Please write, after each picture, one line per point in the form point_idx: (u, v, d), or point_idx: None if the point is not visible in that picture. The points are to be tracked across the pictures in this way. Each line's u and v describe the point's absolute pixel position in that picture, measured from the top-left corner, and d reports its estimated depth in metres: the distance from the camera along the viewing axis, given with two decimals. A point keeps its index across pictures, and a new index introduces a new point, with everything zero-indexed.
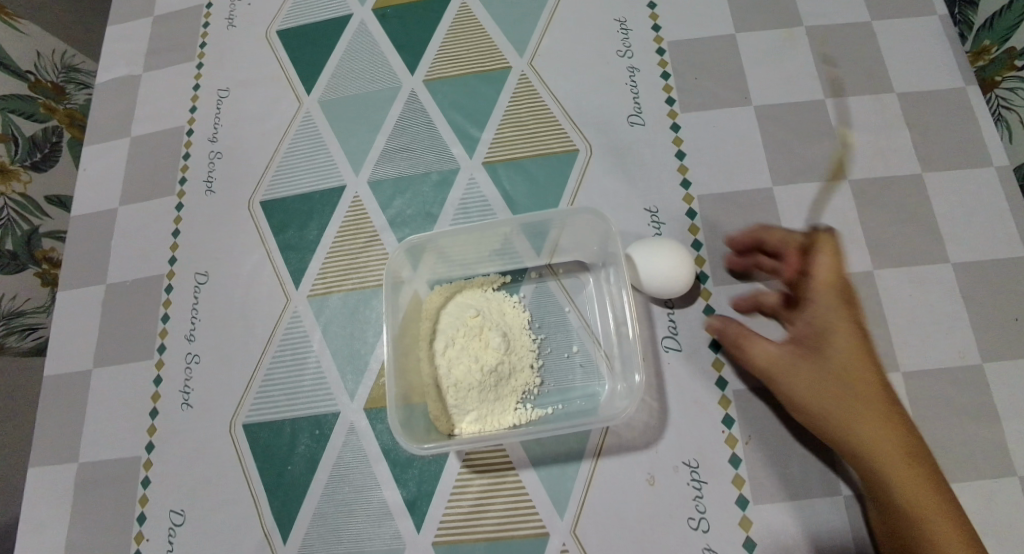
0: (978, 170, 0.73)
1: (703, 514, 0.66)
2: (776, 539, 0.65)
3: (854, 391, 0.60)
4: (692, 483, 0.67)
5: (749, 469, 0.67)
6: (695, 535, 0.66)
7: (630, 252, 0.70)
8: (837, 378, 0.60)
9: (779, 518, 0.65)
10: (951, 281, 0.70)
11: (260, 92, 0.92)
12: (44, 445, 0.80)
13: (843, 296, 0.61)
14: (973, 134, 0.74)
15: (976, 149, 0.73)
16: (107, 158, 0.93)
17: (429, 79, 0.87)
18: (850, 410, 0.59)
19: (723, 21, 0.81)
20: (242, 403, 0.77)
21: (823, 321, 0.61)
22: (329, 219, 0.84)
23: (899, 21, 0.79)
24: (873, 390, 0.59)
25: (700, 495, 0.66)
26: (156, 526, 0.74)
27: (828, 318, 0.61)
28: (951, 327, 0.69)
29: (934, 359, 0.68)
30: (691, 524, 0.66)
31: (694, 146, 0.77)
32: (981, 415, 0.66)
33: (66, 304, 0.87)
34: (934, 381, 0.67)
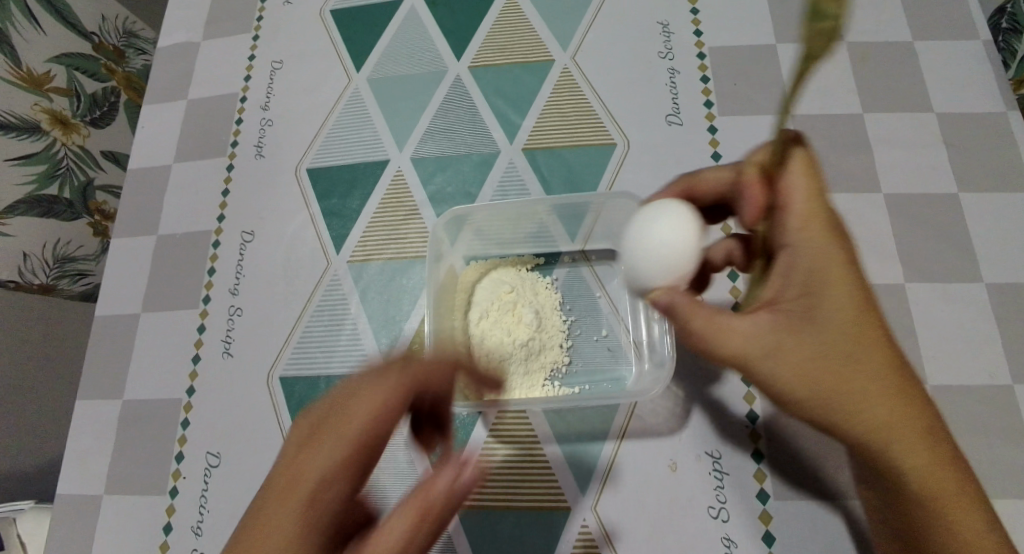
0: (1018, 193, 0.73)
1: (723, 504, 0.68)
2: (791, 534, 0.66)
3: (859, 354, 0.51)
4: (713, 473, 0.69)
5: (770, 465, 0.69)
6: (713, 523, 0.68)
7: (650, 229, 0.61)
8: (840, 341, 0.51)
9: (795, 514, 0.67)
10: (985, 300, 0.70)
11: (312, 66, 0.96)
12: (93, 381, 0.85)
13: (828, 235, 0.54)
14: (1014, 157, 0.74)
15: (1018, 172, 0.74)
16: (163, 118, 0.98)
17: (475, 66, 0.91)
18: (852, 382, 0.51)
19: (764, 32, 0.84)
20: (280, 357, 0.82)
21: (817, 267, 0.53)
22: (371, 190, 0.88)
23: (940, 42, 0.80)
24: (880, 349, 0.52)
25: (720, 485, 0.69)
26: (192, 464, 0.79)
27: (820, 264, 0.53)
28: (982, 349, 0.68)
29: (964, 376, 0.67)
30: (711, 513, 0.68)
31: (730, 150, 0.80)
32: (1016, 436, 0.65)
33: (119, 252, 0.92)
34: (963, 396, 0.67)
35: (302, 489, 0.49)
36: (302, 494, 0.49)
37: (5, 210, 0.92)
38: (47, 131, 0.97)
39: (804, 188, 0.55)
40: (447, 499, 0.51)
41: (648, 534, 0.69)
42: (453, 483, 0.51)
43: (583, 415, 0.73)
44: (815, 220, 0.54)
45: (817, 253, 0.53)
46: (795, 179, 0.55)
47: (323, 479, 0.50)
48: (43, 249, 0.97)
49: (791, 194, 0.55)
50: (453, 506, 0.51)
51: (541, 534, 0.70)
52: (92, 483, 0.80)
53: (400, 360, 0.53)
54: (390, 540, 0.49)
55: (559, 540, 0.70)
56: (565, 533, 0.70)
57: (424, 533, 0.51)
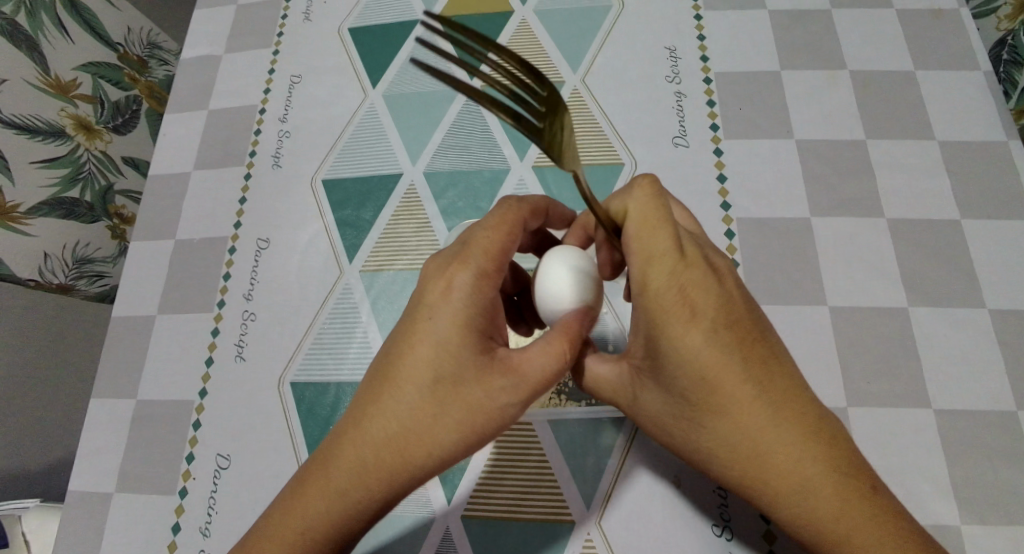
0: (1017, 220, 0.74)
1: (726, 523, 0.67)
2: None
3: (710, 404, 0.55)
4: (716, 490, 0.68)
5: None
6: (715, 540, 0.67)
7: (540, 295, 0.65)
8: (688, 397, 0.56)
9: None
10: (987, 325, 0.71)
11: (330, 81, 0.99)
12: (108, 380, 0.87)
13: (661, 305, 0.53)
14: (1013, 185, 0.76)
15: (1017, 200, 0.75)
16: (185, 126, 1.01)
17: (487, 85, 0.94)
18: (702, 435, 0.57)
19: (769, 59, 0.86)
20: (290, 362, 0.84)
21: (656, 336, 0.55)
22: (385, 202, 0.90)
23: (941, 72, 0.82)
24: (732, 394, 0.55)
25: (724, 502, 0.68)
26: (202, 465, 0.80)
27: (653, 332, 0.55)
28: (984, 372, 0.69)
29: (964, 398, 0.68)
30: (713, 530, 0.67)
31: (735, 170, 0.81)
32: (1016, 459, 0.65)
33: (137, 256, 0.94)
34: (965, 419, 0.67)
35: (452, 314, 0.59)
36: (447, 323, 0.59)
37: (28, 210, 0.94)
38: (72, 136, 0.98)
39: (641, 245, 0.54)
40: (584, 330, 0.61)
41: (650, 550, 0.68)
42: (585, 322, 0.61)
43: (590, 429, 0.73)
44: (653, 284, 0.54)
45: (656, 320, 0.54)
46: (632, 240, 0.54)
47: (464, 310, 0.59)
48: (63, 250, 0.98)
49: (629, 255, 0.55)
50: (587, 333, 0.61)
51: (545, 547, 0.70)
52: (104, 480, 0.82)
53: (516, 198, 0.63)
54: (535, 357, 0.59)
55: (562, 552, 0.69)
56: (569, 546, 0.69)
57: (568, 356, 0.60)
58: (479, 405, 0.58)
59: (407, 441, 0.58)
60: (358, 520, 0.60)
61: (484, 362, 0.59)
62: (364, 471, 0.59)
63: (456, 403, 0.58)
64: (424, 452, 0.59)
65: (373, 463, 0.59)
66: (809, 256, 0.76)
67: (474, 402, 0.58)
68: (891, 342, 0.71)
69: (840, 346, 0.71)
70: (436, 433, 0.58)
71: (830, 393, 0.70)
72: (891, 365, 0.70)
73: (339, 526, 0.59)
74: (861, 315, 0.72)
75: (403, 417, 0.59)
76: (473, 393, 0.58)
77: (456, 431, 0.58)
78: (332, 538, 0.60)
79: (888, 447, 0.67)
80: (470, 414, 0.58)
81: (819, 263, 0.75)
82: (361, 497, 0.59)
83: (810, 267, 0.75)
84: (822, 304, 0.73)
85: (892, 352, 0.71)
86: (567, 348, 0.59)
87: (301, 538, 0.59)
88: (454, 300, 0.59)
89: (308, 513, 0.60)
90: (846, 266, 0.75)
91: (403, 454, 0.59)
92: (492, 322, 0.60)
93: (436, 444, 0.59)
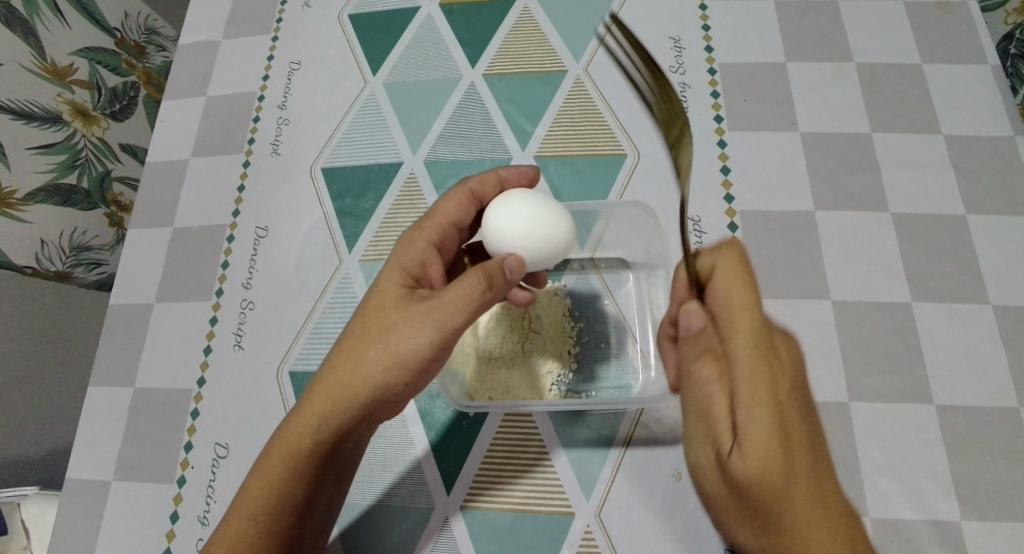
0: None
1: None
2: None
3: (796, 460, 0.51)
4: None
5: None
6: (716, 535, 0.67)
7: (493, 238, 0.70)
8: (777, 461, 0.50)
9: None
10: (991, 321, 0.70)
11: (329, 69, 0.98)
12: (106, 368, 0.87)
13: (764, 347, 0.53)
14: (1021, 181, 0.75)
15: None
16: (182, 114, 1.00)
17: (488, 74, 0.93)
18: (788, 492, 0.50)
19: (774, 51, 0.85)
20: (289, 352, 0.83)
21: (741, 389, 0.52)
22: (385, 192, 0.90)
23: (948, 66, 0.82)
24: (807, 457, 0.51)
25: None
26: (201, 454, 0.80)
27: (761, 369, 0.52)
28: (987, 368, 0.68)
29: (967, 395, 0.68)
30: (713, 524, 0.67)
31: (738, 163, 0.80)
32: (1018, 457, 0.65)
33: (135, 243, 0.93)
34: (968, 417, 0.67)
35: (391, 260, 0.66)
36: (385, 267, 0.65)
37: (25, 197, 0.93)
38: (69, 122, 0.97)
39: (729, 297, 0.55)
40: (502, 271, 0.60)
41: (651, 543, 0.68)
42: (503, 263, 0.61)
43: (591, 422, 0.73)
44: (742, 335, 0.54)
45: (741, 371, 0.53)
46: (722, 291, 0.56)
47: (399, 255, 0.65)
48: (61, 237, 0.98)
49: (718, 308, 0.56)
50: (507, 275, 0.61)
51: (545, 540, 0.69)
52: (101, 468, 0.82)
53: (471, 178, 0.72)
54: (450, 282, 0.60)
55: (562, 544, 0.69)
56: (569, 539, 0.69)
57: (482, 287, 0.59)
58: (397, 325, 0.60)
59: (342, 371, 0.61)
60: (303, 457, 0.61)
61: (410, 293, 0.62)
62: (307, 403, 0.61)
63: (380, 327, 0.61)
64: (354, 378, 0.60)
65: (315, 396, 0.61)
66: (812, 251, 0.75)
67: (394, 322, 0.61)
68: (893, 338, 0.71)
69: (842, 340, 0.71)
70: (363, 357, 0.60)
71: (832, 389, 0.69)
72: (893, 361, 0.70)
73: (289, 462, 0.61)
74: (864, 311, 0.72)
75: (340, 350, 0.62)
76: (395, 315, 0.61)
77: (378, 352, 0.60)
78: (285, 477, 0.61)
79: (889, 442, 0.67)
80: (390, 334, 0.60)
81: (823, 258, 0.75)
82: (305, 430, 0.61)
83: (814, 262, 0.75)
84: (826, 299, 0.73)
85: (895, 348, 0.70)
86: (474, 277, 0.59)
87: (259, 480, 0.61)
88: (395, 250, 0.66)
89: (266, 454, 0.62)
90: (850, 261, 0.75)
91: (338, 383, 0.61)
92: (424, 266, 0.65)
93: (363, 369, 0.60)
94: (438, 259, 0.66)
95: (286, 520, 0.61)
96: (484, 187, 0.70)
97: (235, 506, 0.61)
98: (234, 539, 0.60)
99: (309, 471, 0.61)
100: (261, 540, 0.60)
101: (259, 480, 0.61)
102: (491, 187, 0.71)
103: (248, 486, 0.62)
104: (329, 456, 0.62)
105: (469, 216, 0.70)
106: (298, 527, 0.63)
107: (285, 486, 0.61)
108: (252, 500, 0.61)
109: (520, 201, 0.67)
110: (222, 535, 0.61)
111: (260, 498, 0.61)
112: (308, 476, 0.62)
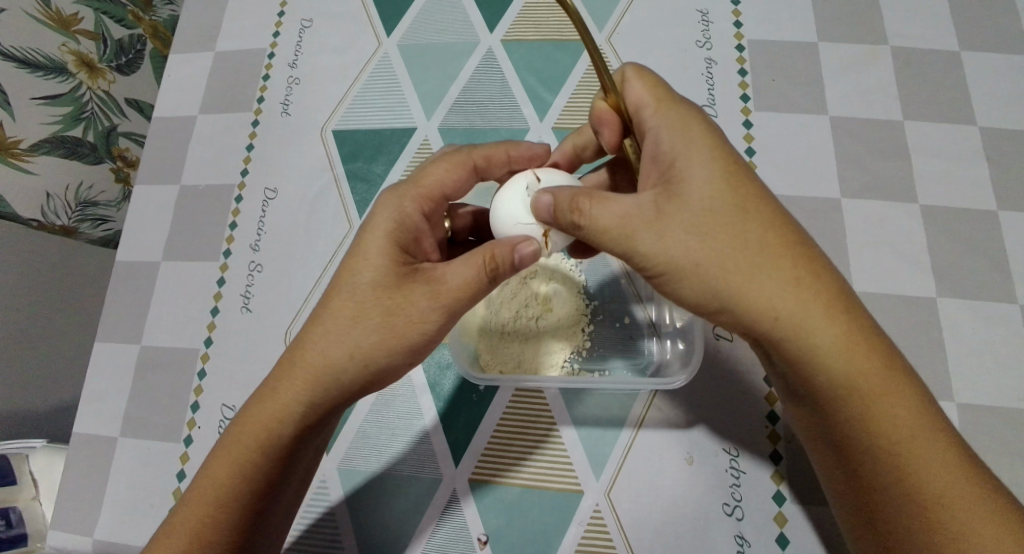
0: None
1: (738, 501, 0.67)
2: (808, 538, 0.65)
3: (732, 228, 0.53)
4: (730, 470, 0.68)
5: (788, 467, 0.68)
6: (727, 520, 0.67)
7: (500, 195, 0.65)
8: (706, 229, 0.53)
9: (813, 516, 0.66)
10: (1016, 319, 0.70)
11: (343, 27, 0.95)
12: (113, 325, 0.86)
13: (681, 115, 0.57)
14: None
15: None
16: (190, 68, 0.97)
17: (507, 39, 0.90)
18: (744, 259, 0.53)
19: (806, 30, 0.83)
20: (297, 316, 0.83)
21: (786, 305, 0.53)
22: (397, 157, 0.88)
23: (987, 54, 0.80)
24: (755, 219, 0.54)
25: (737, 482, 0.68)
26: (207, 415, 0.80)
27: (680, 141, 0.56)
28: (1010, 366, 0.68)
29: (988, 393, 0.68)
30: (724, 509, 0.67)
31: (764, 145, 0.79)
32: None
33: (141, 199, 0.92)
34: (986, 413, 0.67)
35: (378, 227, 0.61)
36: (373, 235, 0.61)
37: (30, 147, 0.90)
38: (74, 74, 0.93)
39: (638, 85, 0.59)
40: (511, 257, 0.59)
41: (659, 525, 0.68)
42: (513, 248, 0.59)
43: (603, 401, 0.73)
44: (770, 233, 0.54)
45: (743, 277, 0.53)
46: (632, 90, 0.60)
47: (385, 222, 0.61)
48: (66, 190, 0.95)
49: (682, 193, 0.54)
50: (516, 262, 0.59)
51: (552, 515, 0.70)
52: (109, 425, 0.82)
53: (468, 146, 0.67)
54: (455, 270, 0.59)
55: (569, 522, 0.69)
56: (576, 517, 0.69)
57: (488, 276, 0.59)
58: (396, 310, 0.58)
59: (328, 350, 0.59)
60: (283, 436, 0.60)
61: (404, 272, 0.59)
62: (289, 382, 0.59)
63: (374, 309, 0.58)
64: (346, 361, 0.58)
65: (297, 373, 0.59)
66: (836, 242, 0.74)
67: (391, 307, 0.58)
68: (914, 331, 0.70)
69: None
70: (355, 340, 0.58)
71: None
72: (912, 356, 0.70)
73: (269, 442, 0.60)
74: (885, 302, 0.72)
75: (325, 326, 0.59)
76: (391, 299, 0.58)
77: (374, 338, 0.58)
78: (263, 455, 0.60)
79: None
80: (388, 319, 0.58)
81: (847, 248, 0.74)
82: (286, 410, 0.59)
83: (838, 251, 0.74)
84: None
85: (915, 341, 0.70)
86: (482, 267, 0.58)
87: (233, 456, 0.60)
88: (380, 215, 0.61)
89: (240, 426, 0.60)
90: (874, 251, 0.74)
91: (325, 365, 0.59)
92: (416, 239, 0.62)
93: (356, 353, 0.58)
94: (429, 230, 0.64)
95: (261, 493, 0.61)
96: (488, 162, 0.67)
97: (204, 483, 0.60)
98: (205, 515, 0.60)
99: (290, 448, 0.61)
100: (233, 516, 0.60)
101: (233, 459, 0.60)
102: (496, 164, 0.67)
103: (221, 460, 0.60)
104: (312, 432, 0.61)
105: (462, 188, 0.67)
106: (273, 499, 0.62)
107: (261, 461, 0.60)
108: (224, 479, 0.60)
109: (524, 181, 0.65)
110: (189, 504, 0.60)
111: (235, 477, 0.60)
112: (286, 452, 0.61)
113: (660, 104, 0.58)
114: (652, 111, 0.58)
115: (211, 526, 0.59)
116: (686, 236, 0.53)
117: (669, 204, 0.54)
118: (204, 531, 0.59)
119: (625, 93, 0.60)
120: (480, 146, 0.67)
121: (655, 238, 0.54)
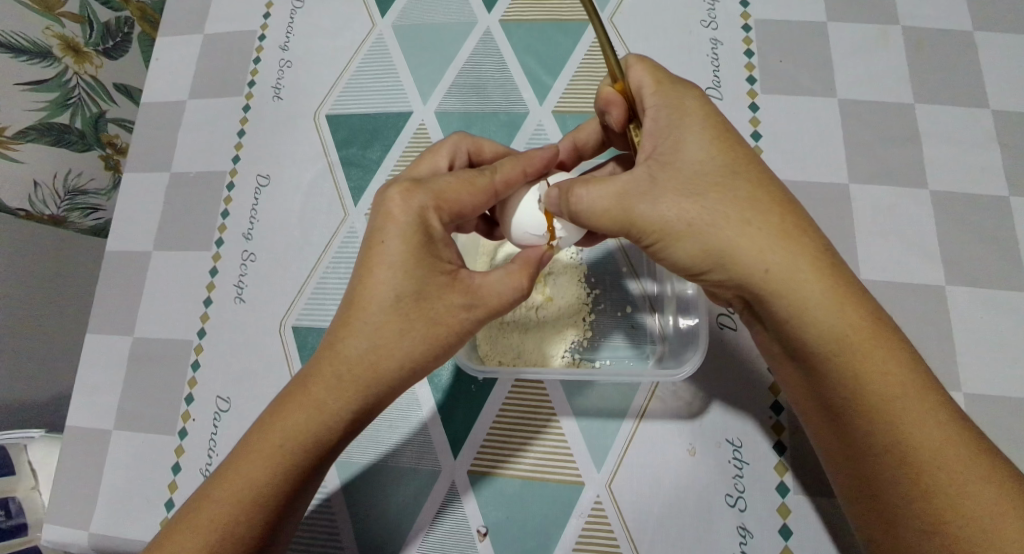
0: None
1: (740, 493, 0.66)
2: (813, 528, 0.65)
3: (721, 187, 0.53)
4: (733, 462, 0.67)
5: (792, 458, 0.67)
6: (730, 511, 0.66)
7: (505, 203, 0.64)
8: (695, 188, 0.53)
9: (817, 508, 0.65)
10: None
11: (336, 9, 0.92)
12: (105, 315, 0.85)
13: (679, 95, 0.56)
14: None
15: None
16: (180, 51, 0.95)
17: (505, 20, 0.87)
18: (734, 218, 0.52)
19: (815, 10, 0.80)
20: (292, 307, 0.81)
21: (779, 263, 0.52)
22: (393, 142, 0.86)
23: (1000, 35, 0.77)
24: (744, 179, 0.53)
25: (740, 474, 0.67)
26: (202, 407, 0.79)
27: (673, 114, 0.55)
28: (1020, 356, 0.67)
29: (997, 382, 0.66)
30: (728, 500, 0.66)
31: (770, 128, 0.77)
32: None
33: (132, 187, 0.90)
34: (996, 403, 0.66)
35: (412, 236, 0.56)
36: (409, 243, 0.56)
37: (16, 135, 0.88)
38: (59, 58, 0.90)
39: (640, 71, 0.58)
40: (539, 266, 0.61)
41: (661, 516, 0.67)
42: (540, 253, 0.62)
43: (603, 392, 0.72)
44: (762, 194, 0.53)
45: (735, 236, 0.52)
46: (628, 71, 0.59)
47: (417, 229, 0.56)
48: (54, 179, 0.92)
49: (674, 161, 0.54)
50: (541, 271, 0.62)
51: (552, 507, 0.69)
52: (104, 417, 0.80)
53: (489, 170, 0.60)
54: (494, 283, 0.58)
55: (570, 514, 0.69)
56: (577, 509, 0.68)
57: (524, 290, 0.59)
58: (442, 321, 0.56)
59: (371, 359, 0.56)
60: (324, 442, 0.57)
61: (443, 282, 0.57)
62: (327, 389, 0.56)
63: (419, 318, 0.56)
64: (394, 370, 0.56)
65: (336, 380, 0.56)
66: (843, 228, 0.73)
67: (436, 317, 0.56)
68: (921, 320, 0.69)
69: None
70: (402, 350, 0.56)
71: None
72: (919, 345, 0.68)
73: (307, 448, 0.57)
74: (893, 291, 0.70)
75: (368, 335, 0.56)
76: (437, 308, 0.56)
77: (422, 348, 0.56)
78: (303, 457, 0.57)
79: None
80: (434, 328, 0.56)
81: (854, 234, 0.72)
82: (326, 416, 0.56)
83: (845, 238, 0.73)
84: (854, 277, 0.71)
85: (923, 329, 0.69)
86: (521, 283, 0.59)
87: (267, 463, 0.56)
88: (411, 223, 0.56)
89: (272, 431, 0.57)
90: (882, 237, 0.72)
91: (370, 375, 0.56)
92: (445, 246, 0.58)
93: (404, 363, 0.56)
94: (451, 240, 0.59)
95: (295, 496, 0.58)
96: (508, 187, 0.60)
97: (234, 488, 0.56)
98: (240, 521, 0.56)
99: (327, 454, 0.58)
100: (264, 520, 0.57)
101: (269, 462, 0.56)
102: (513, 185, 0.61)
103: (254, 465, 0.56)
104: (348, 439, 0.59)
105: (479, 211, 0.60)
106: (303, 496, 0.59)
107: (296, 468, 0.57)
108: (258, 483, 0.56)
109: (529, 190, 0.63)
110: (216, 510, 0.56)
111: (271, 481, 0.56)
112: (321, 458, 0.58)
113: (660, 86, 0.57)
114: (651, 91, 0.57)
115: (245, 535, 0.56)
116: (680, 198, 0.52)
117: (663, 172, 0.53)
118: (231, 539, 0.56)
119: (628, 77, 0.59)
120: (502, 168, 0.60)
121: (649, 202, 0.53)
